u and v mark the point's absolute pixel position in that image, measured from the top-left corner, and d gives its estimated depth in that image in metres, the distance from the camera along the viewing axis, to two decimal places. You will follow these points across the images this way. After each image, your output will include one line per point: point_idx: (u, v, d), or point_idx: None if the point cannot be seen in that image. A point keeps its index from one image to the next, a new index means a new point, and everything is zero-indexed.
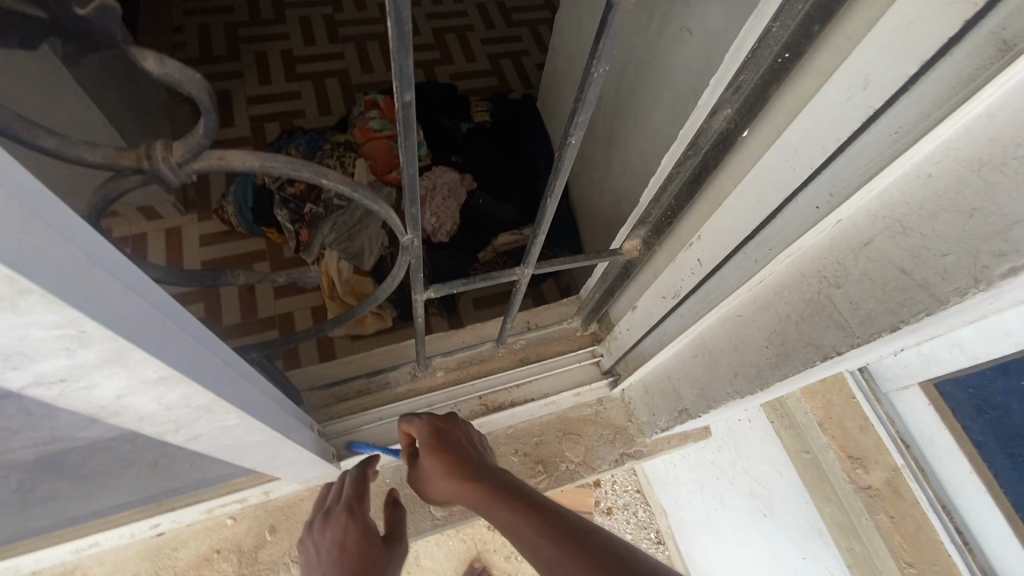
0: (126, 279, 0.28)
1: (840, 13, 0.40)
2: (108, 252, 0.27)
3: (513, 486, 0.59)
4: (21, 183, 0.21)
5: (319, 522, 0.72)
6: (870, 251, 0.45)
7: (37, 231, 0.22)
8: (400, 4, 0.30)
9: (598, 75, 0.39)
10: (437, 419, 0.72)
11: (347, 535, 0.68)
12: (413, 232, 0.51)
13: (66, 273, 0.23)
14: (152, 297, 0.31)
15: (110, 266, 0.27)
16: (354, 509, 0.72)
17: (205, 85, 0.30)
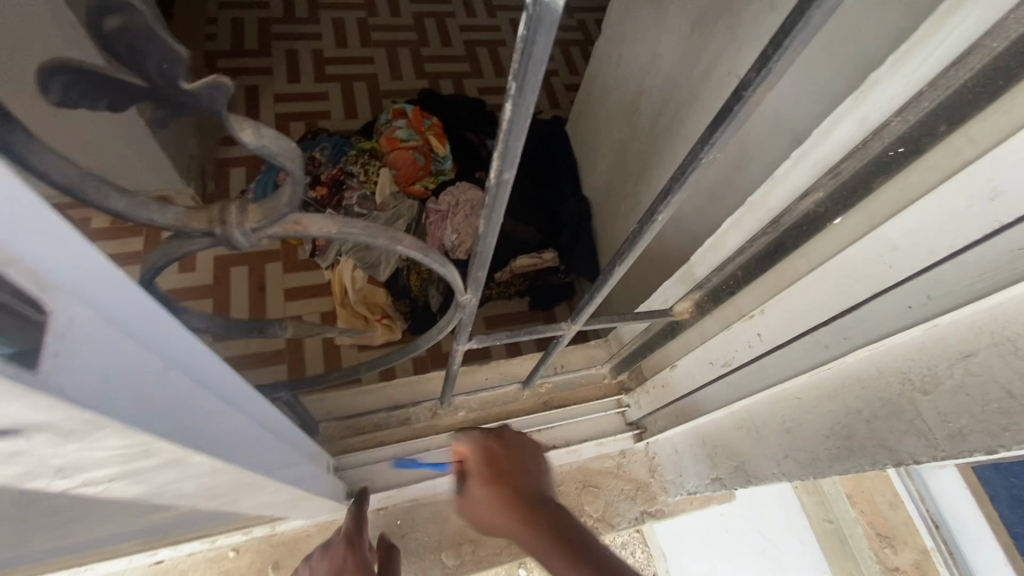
0: (197, 373, 0.25)
1: (969, 116, 0.38)
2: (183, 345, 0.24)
3: (591, 548, 0.53)
4: (108, 294, 0.19)
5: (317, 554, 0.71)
6: (970, 364, 0.41)
7: (121, 348, 0.19)
8: (526, 88, 0.27)
9: (706, 160, 0.36)
10: (498, 438, 0.63)
11: (346, 565, 0.68)
12: (473, 291, 0.48)
13: (144, 389, 0.20)
14: (216, 382, 0.28)
15: (182, 362, 0.24)
16: (356, 540, 0.71)
17: (299, 156, 0.28)
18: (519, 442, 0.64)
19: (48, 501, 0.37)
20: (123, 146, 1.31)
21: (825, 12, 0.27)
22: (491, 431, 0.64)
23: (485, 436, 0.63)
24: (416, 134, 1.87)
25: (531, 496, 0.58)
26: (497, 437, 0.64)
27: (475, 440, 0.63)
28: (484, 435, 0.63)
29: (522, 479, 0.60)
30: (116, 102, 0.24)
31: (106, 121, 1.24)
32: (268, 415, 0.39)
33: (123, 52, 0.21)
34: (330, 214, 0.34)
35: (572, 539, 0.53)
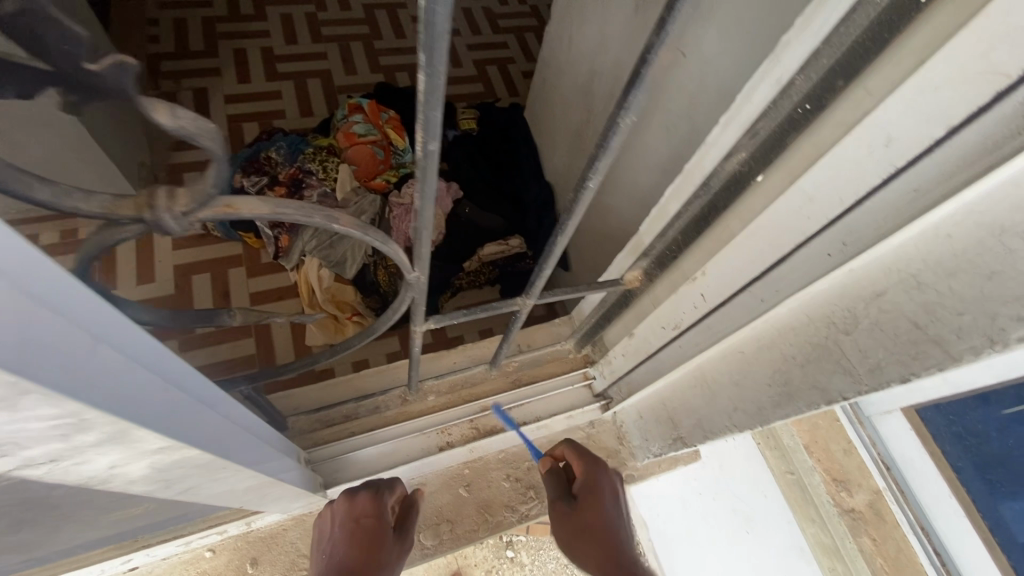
0: (139, 353, 0.26)
1: (863, 69, 0.41)
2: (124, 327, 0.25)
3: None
4: (42, 276, 0.19)
5: (340, 496, 0.74)
6: (882, 303, 0.45)
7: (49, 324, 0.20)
8: (436, 59, 0.28)
9: (624, 125, 0.38)
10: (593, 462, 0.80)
11: (366, 512, 0.72)
12: (420, 269, 0.49)
13: (75, 363, 0.21)
14: (161, 366, 0.29)
15: (123, 343, 0.25)
16: (379, 495, 0.74)
17: (219, 136, 0.29)
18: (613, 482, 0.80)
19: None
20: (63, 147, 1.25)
21: None
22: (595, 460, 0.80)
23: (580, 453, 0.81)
24: (374, 127, 1.85)
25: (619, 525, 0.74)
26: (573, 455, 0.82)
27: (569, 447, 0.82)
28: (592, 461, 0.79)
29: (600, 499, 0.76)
30: (25, 88, 0.24)
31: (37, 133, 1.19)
32: (223, 400, 0.39)
33: (24, 35, 0.22)
34: (261, 195, 0.35)
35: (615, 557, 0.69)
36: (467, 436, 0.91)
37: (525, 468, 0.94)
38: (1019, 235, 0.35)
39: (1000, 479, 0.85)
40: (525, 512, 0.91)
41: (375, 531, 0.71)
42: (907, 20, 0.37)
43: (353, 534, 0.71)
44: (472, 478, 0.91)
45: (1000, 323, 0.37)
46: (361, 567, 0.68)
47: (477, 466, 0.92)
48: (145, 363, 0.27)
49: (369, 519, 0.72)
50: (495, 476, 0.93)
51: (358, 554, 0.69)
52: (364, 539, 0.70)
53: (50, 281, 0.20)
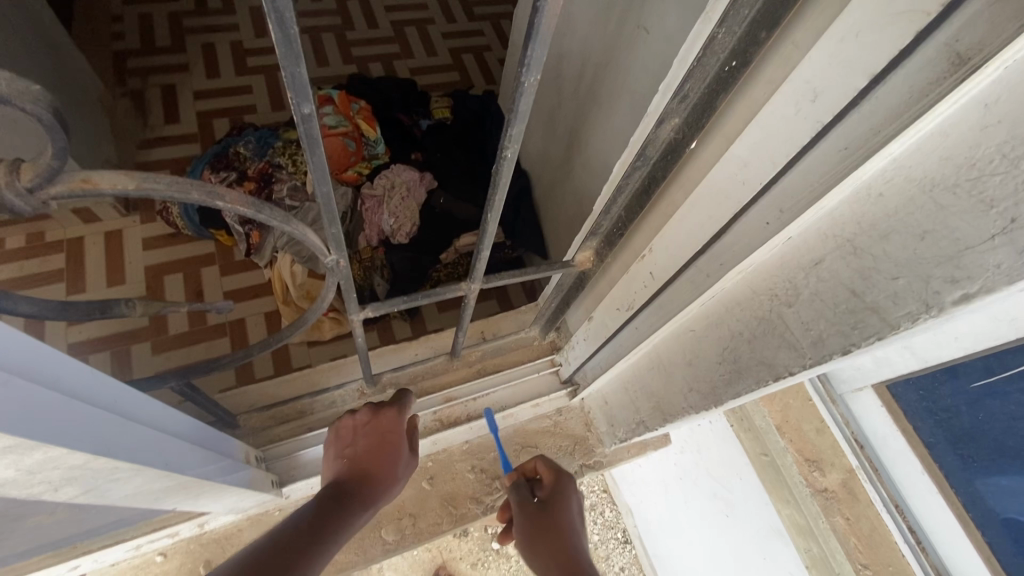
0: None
1: (786, 20, 0.38)
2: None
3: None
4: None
5: (364, 410, 0.73)
6: (820, 271, 0.43)
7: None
8: (282, 7, 0.25)
9: (530, 85, 0.36)
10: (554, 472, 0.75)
11: (389, 424, 0.70)
12: (337, 253, 0.46)
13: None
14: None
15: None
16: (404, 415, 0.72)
17: (41, 100, 0.26)
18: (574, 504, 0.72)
19: None
20: None
21: None
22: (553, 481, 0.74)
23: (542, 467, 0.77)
24: (345, 119, 1.80)
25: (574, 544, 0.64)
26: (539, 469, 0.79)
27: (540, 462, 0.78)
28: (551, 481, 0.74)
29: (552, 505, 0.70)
30: None
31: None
32: (90, 382, 0.37)
33: None
34: (125, 170, 0.31)
35: (564, 557, 0.61)
36: (431, 428, 0.88)
37: (490, 459, 0.92)
38: (950, 189, 0.33)
39: (973, 454, 0.80)
40: (490, 503, 0.89)
41: (395, 440, 0.69)
42: None
43: (374, 443, 0.69)
44: (435, 471, 0.89)
45: (934, 286, 0.34)
46: (378, 471, 0.65)
47: (441, 458, 0.90)
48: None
49: (392, 428, 0.70)
50: (459, 468, 0.91)
51: (375, 459, 0.66)
52: (385, 445, 0.68)
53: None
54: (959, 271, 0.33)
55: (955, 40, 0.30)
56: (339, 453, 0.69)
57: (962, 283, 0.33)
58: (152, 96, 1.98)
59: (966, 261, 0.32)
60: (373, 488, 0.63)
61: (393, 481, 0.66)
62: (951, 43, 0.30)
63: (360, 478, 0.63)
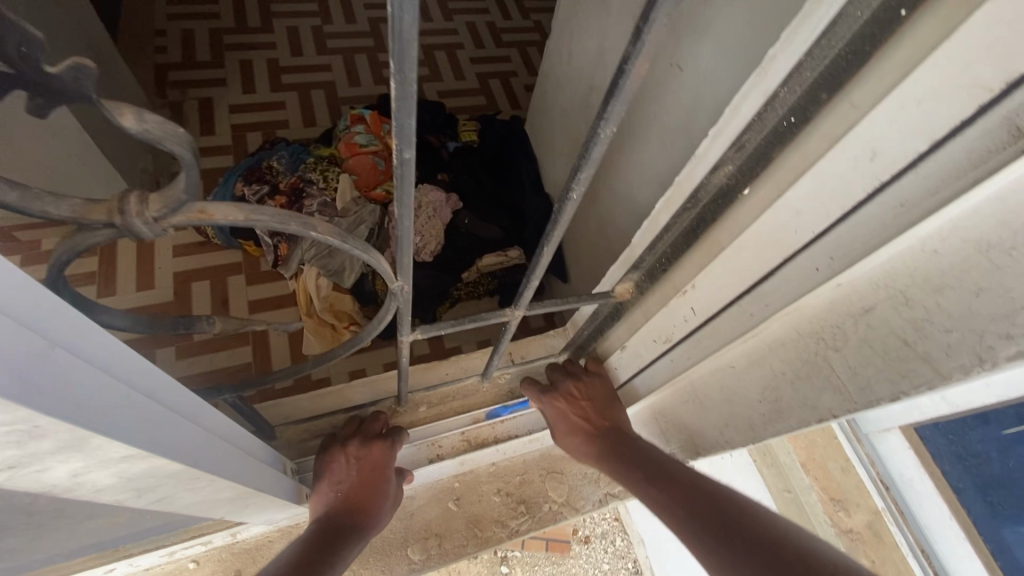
0: (71, 343, 0.26)
1: (847, 84, 0.40)
2: (51, 315, 0.24)
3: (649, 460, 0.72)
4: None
5: (354, 443, 0.80)
6: (870, 319, 0.44)
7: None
8: (407, 68, 0.28)
9: (605, 136, 0.38)
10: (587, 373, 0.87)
11: (371, 466, 0.79)
12: (404, 278, 0.49)
13: (11, 355, 0.21)
14: (99, 358, 0.28)
15: (53, 333, 0.24)
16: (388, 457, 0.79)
17: (187, 141, 0.28)
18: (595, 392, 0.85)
19: None
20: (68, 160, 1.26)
21: None
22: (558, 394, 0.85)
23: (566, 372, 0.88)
24: (376, 138, 1.85)
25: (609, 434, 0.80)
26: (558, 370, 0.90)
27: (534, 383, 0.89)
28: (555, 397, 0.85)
29: (593, 415, 0.83)
30: None
31: (41, 141, 1.19)
32: (182, 397, 0.38)
33: None
34: (235, 203, 0.34)
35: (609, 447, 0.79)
36: (458, 448, 0.89)
37: (516, 483, 0.93)
38: (1005, 251, 0.35)
39: (1001, 502, 0.80)
40: (515, 527, 0.90)
41: (380, 478, 0.79)
42: (889, 32, 0.36)
43: (365, 478, 0.78)
44: (462, 492, 0.91)
45: (988, 341, 0.36)
46: (368, 508, 0.76)
47: (467, 479, 0.92)
48: (78, 352, 0.26)
49: (381, 465, 0.79)
50: (486, 490, 0.92)
51: (366, 496, 0.77)
52: (374, 482, 0.78)
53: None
54: (1014, 328, 0.35)
55: (1014, 114, 0.32)
56: (331, 485, 0.78)
57: (1017, 339, 0.35)
58: (191, 108, 2.05)
59: (1021, 319, 0.34)
60: (364, 521, 0.75)
61: (380, 515, 0.78)
62: (1011, 116, 0.32)
63: (355, 517, 0.74)
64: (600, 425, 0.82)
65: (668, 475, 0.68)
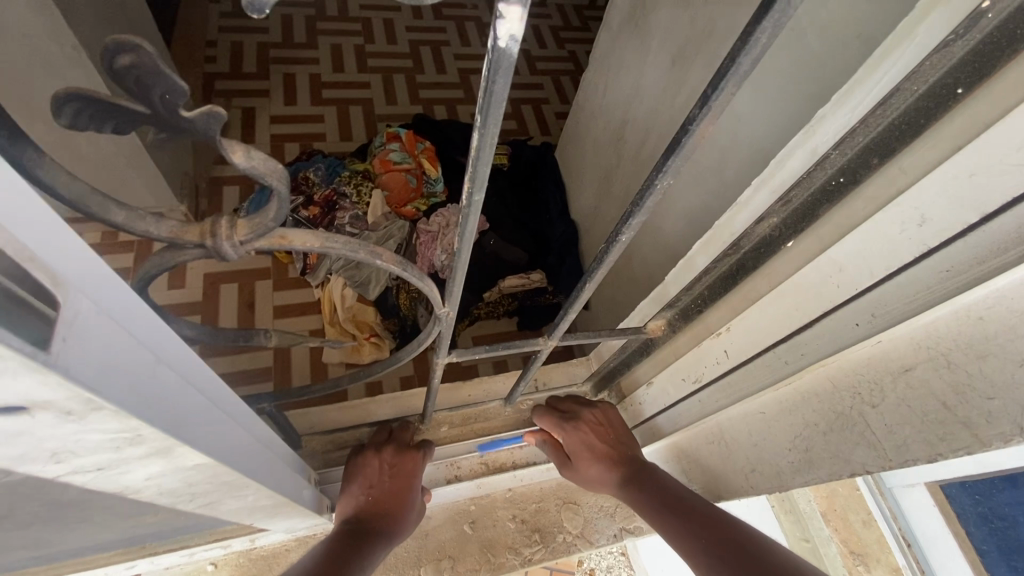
0: (171, 357, 0.28)
1: (898, 151, 0.42)
2: (158, 331, 0.26)
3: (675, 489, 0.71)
4: (103, 288, 0.21)
5: (389, 450, 0.82)
6: (910, 378, 0.45)
7: (107, 325, 0.21)
8: (490, 121, 0.30)
9: (661, 187, 0.40)
10: (595, 409, 0.86)
11: (401, 472, 0.80)
12: (450, 305, 0.51)
13: (132, 369, 0.23)
14: (189, 370, 0.30)
15: (160, 347, 0.26)
16: (419, 465, 0.81)
17: (286, 177, 0.31)
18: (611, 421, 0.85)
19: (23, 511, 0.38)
20: (120, 161, 1.31)
21: (752, 60, 0.30)
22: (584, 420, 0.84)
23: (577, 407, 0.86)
24: (410, 157, 1.89)
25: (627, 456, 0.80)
26: (564, 404, 0.89)
27: (541, 413, 0.88)
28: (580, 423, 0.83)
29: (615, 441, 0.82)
30: (120, 126, 0.27)
31: (98, 139, 1.27)
32: (241, 409, 0.40)
33: (131, 85, 0.23)
34: (312, 230, 0.37)
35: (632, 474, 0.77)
36: (477, 471, 0.90)
37: (531, 510, 0.92)
38: None
39: None
40: (528, 556, 0.89)
41: (409, 486, 0.79)
42: (944, 108, 0.38)
43: (397, 484, 0.79)
44: (477, 515, 0.90)
45: None
46: (394, 516, 0.76)
47: (483, 502, 0.91)
48: (175, 365, 0.28)
49: (413, 474, 0.80)
50: (501, 515, 0.91)
51: (396, 502, 0.77)
52: (404, 489, 0.78)
53: (109, 277, 0.22)
54: None
55: None
56: (363, 488, 0.78)
57: None
58: (235, 117, 2.13)
59: None
60: (391, 528, 0.74)
61: (407, 523, 0.77)
62: None
63: (379, 523, 0.74)
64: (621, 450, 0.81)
65: (699, 505, 0.67)
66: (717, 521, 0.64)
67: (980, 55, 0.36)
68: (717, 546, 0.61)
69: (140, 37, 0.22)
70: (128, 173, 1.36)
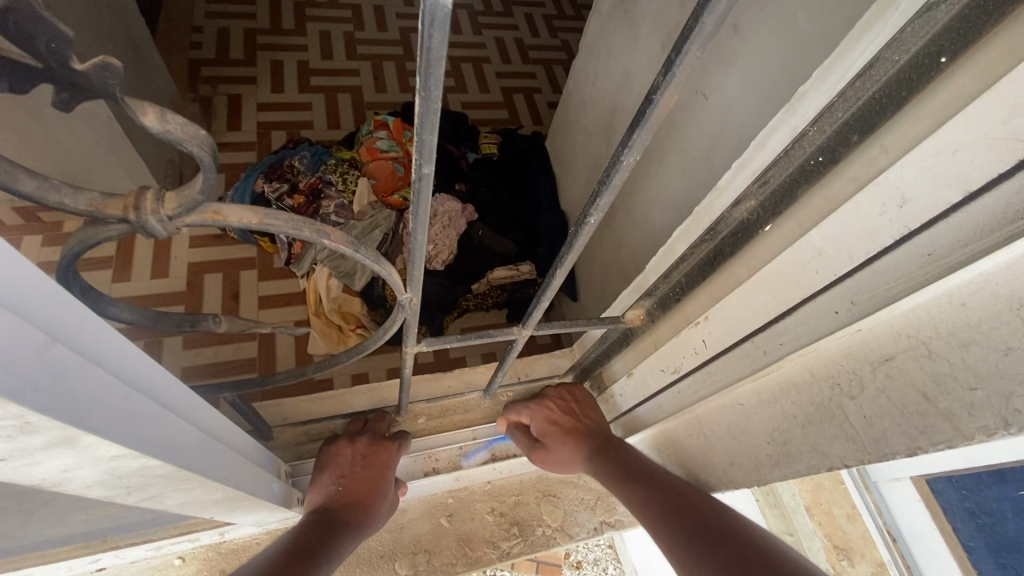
0: (70, 336, 0.25)
1: (879, 128, 0.39)
2: (46, 305, 0.24)
3: (646, 471, 0.70)
4: None
5: (363, 440, 0.80)
6: (889, 368, 0.43)
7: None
8: (432, 84, 0.28)
9: (627, 164, 0.38)
10: (559, 392, 0.86)
11: (374, 460, 0.78)
12: (413, 290, 0.48)
13: (4, 345, 0.21)
14: (97, 352, 0.27)
15: (52, 326, 0.24)
16: (394, 455, 0.79)
17: (210, 144, 0.28)
18: (579, 404, 0.85)
19: None
20: (93, 145, 1.28)
21: (717, 20, 0.28)
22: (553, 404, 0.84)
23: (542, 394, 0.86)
24: (397, 145, 1.86)
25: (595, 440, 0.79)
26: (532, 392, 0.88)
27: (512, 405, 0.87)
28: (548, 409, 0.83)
29: (583, 425, 0.82)
30: (16, 82, 0.24)
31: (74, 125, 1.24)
32: (179, 398, 0.38)
33: (10, 31, 0.21)
34: (251, 205, 0.34)
35: (605, 457, 0.75)
36: (455, 463, 0.88)
37: (510, 504, 0.90)
38: None
39: (1013, 564, 0.73)
40: (507, 549, 0.87)
41: (381, 476, 0.77)
42: (927, 80, 0.36)
43: (369, 473, 0.76)
44: (455, 509, 0.88)
45: (1014, 404, 0.35)
46: (363, 505, 0.73)
47: (461, 495, 0.89)
48: (76, 346, 0.26)
49: (386, 464, 0.78)
50: (480, 509, 0.89)
51: (367, 491, 0.75)
52: (376, 479, 0.76)
53: None
54: None
55: None
56: (333, 477, 0.76)
57: None
58: (219, 103, 2.09)
59: None
60: (361, 516, 0.72)
61: (379, 514, 0.75)
62: None
63: (348, 511, 0.72)
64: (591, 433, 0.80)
65: (672, 489, 0.66)
66: (690, 505, 0.62)
67: (965, 20, 0.34)
68: (694, 534, 0.59)
69: None
70: (102, 158, 1.32)
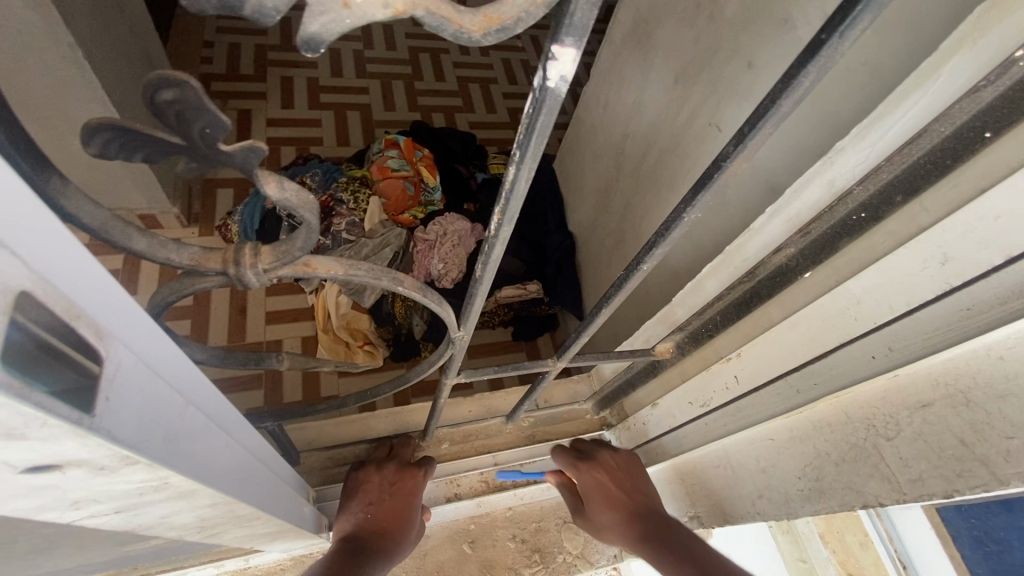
0: (196, 399, 0.28)
1: (921, 190, 0.42)
2: (182, 371, 0.27)
3: (688, 548, 0.67)
4: (135, 331, 0.23)
5: (391, 466, 0.80)
6: (927, 414, 0.45)
7: (132, 369, 0.22)
8: (527, 157, 0.30)
9: (688, 220, 0.40)
10: (617, 453, 0.85)
11: (401, 489, 0.78)
12: (466, 329, 0.50)
13: (160, 414, 0.24)
14: (209, 409, 0.30)
15: (186, 390, 0.27)
16: (422, 482, 0.80)
17: (318, 207, 0.30)
18: (632, 468, 0.84)
19: (21, 543, 0.36)
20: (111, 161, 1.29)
21: (792, 102, 0.30)
22: (608, 462, 0.83)
23: (597, 449, 0.86)
24: (408, 164, 1.86)
25: (641, 507, 0.77)
26: (587, 446, 0.88)
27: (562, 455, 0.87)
28: (600, 466, 0.82)
29: (630, 490, 0.80)
30: (151, 154, 0.26)
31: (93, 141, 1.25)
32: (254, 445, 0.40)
33: (170, 119, 0.22)
34: (336, 256, 0.36)
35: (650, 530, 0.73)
36: (478, 489, 0.90)
37: (531, 530, 0.91)
38: None
39: None
40: None
41: (409, 505, 0.78)
42: (970, 151, 0.38)
43: (398, 501, 0.77)
44: (477, 535, 0.89)
45: None
46: (393, 534, 0.74)
47: (483, 521, 0.90)
48: (199, 406, 0.29)
49: (413, 493, 0.79)
50: (501, 535, 0.90)
51: (394, 520, 0.75)
52: (405, 509, 0.77)
53: (147, 326, 0.24)
54: None
55: None
56: (362, 504, 0.77)
57: None
58: (231, 120, 2.11)
59: None
60: (390, 546, 0.73)
61: (407, 543, 0.76)
62: None
63: (379, 542, 0.72)
64: (637, 501, 0.78)
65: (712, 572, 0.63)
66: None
67: (1010, 99, 0.36)
68: None
69: (186, 73, 0.21)
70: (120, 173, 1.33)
